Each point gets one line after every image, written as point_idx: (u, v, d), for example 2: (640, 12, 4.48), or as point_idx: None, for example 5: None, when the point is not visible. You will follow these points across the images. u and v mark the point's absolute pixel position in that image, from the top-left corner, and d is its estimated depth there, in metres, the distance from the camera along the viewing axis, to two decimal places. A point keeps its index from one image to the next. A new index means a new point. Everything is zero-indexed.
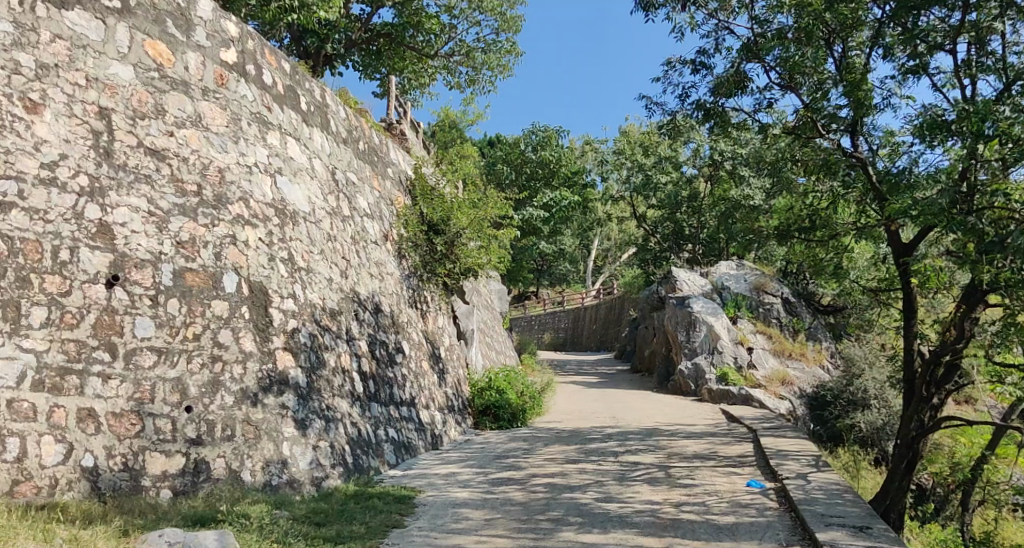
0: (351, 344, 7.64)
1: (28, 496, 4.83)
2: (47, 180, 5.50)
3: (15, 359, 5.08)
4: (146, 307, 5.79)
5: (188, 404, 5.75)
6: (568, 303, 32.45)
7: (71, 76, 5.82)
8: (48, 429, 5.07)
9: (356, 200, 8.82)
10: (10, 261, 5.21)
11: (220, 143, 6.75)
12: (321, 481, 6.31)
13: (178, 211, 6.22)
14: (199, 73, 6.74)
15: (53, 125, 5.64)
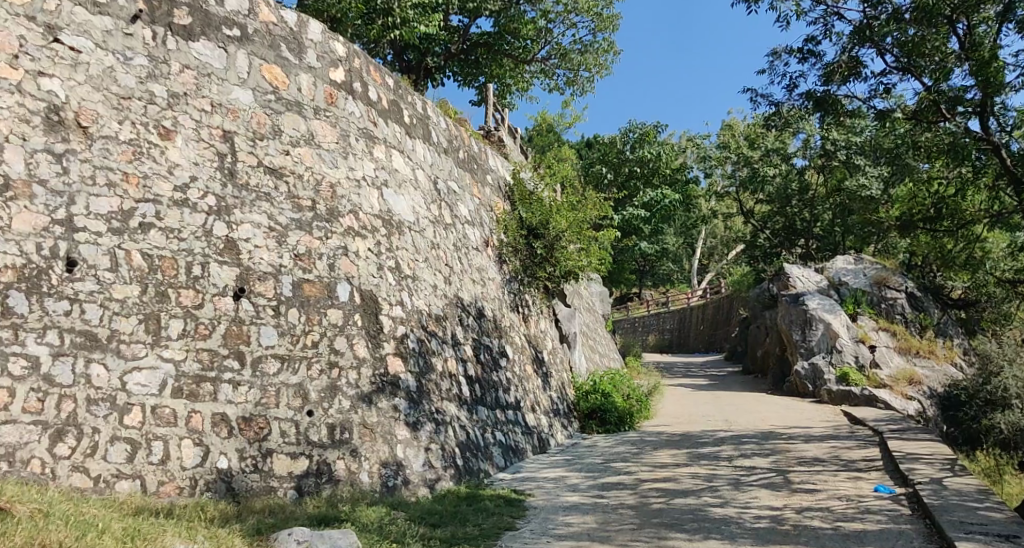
0: (457, 349, 7.79)
1: (172, 496, 5.17)
2: (180, 201, 5.91)
3: (158, 368, 5.47)
4: (270, 317, 6.12)
5: (310, 408, 6.03)
6: (672, 304, 31.79)
7: (198, 103, 6.24)
8: (187, 432, 5.42)
9: (458, 207, 8.99)
10: (150, 277, 5.63)
11: (331, 158, 7.05)
12: (434, 483, 6.48)
13: (295, 225, 6.54)
14: (311, 92, 7.06)
15: (184, 150, 6.06)
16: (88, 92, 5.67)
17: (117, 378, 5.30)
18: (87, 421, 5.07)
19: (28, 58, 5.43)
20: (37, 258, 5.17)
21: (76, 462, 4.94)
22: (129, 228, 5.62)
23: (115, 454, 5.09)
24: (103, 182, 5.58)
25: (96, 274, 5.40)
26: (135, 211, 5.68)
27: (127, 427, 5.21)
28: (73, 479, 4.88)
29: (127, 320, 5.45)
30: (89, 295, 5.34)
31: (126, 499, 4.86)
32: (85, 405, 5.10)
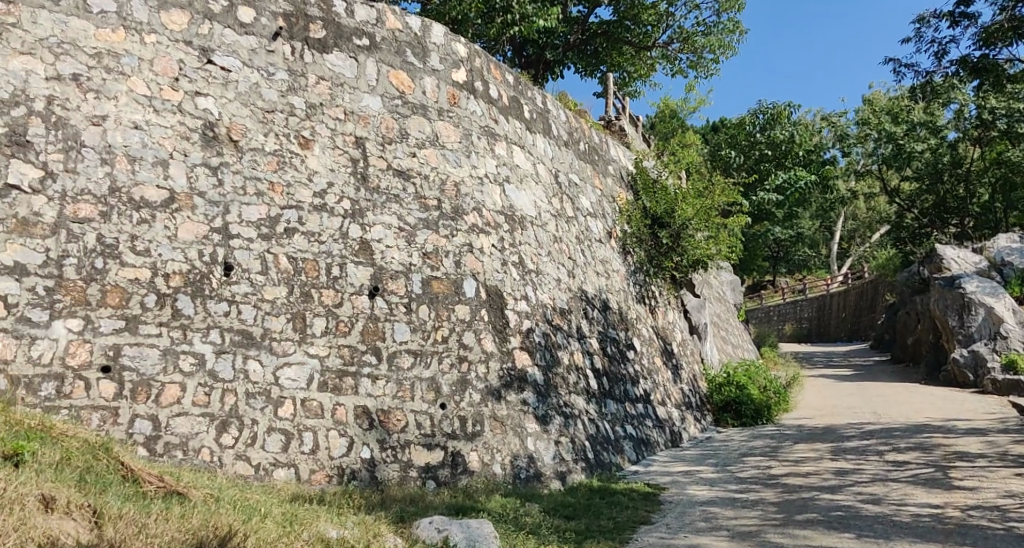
0: (583, 342, 7.76)
1: (322, 483, 5.46)
2: (319, 207, 6.24)
3: (305, 363, 5.81)
4: (402, 314, 6.35)
5: (443, 401, 6.22)
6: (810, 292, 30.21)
7: (333, 112, 6.56)
8: (333, 424, 5.71)
9: (580, 200, 8.95)
10: (296, 279, 5.97)
11: (455, 158, 7.21)
12: (565, 475, 6.51)
13: (424, 225, 6.75)
14: (435, 94, 7.23)
15: (321, 157, 6.39)
16: (237, 108, 6.10)
17: (270, 373, 5.66)
18: (247, 413, 5.45)
19: (186, 80, 5.91)
20: (199, 263, 5.61)
21: (239, 451, 5.31)
22: (276, 234, 5.99)
23: (272, 443, 5.43)
24: (252, 191, 5.97)
25: (249, 277, 5.79)
26: (280, 217, 6.04)
27: (281, 419, 5.55)
28: (237, 467, 5.25)
29: (277, 320, 5.82)
30: (244, 296, 5.73)
31: (282, 486, 5.18)
32: (244, 399, 5.48)
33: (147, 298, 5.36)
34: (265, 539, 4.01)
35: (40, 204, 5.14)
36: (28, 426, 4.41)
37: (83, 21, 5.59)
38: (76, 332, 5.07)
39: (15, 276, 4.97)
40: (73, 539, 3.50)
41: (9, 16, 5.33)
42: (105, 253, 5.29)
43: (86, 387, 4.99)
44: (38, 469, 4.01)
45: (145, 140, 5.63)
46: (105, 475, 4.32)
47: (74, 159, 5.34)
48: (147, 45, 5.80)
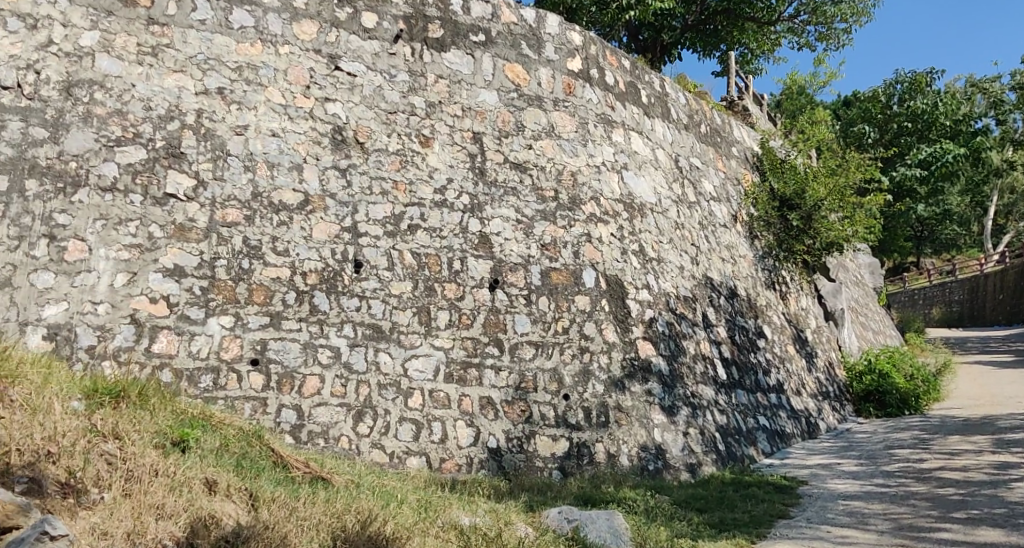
0: (709, 331, 7.53)
1: (453, 472, 5.62)
2: (440, 203, 6.38)
3: (431, 355, 5.96)
4: (522, 306, 6.38)
5: (566, 392, 6.21)
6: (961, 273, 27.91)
7: (451, 109, 6.69)
8: (460, 414, 5.85)
9: (702, 183, 8.67)
10: (420, 274, 6.14)
11: (571, 148, 7.14)
12: (695, 467, 6.37)
13: (541, 216, 6.75)
14: (551, 85, 7.21)
15: (441, 154, 6.54)
16: (362, 110, 6.34)
17: (400, 365, 5.85)
18: (379, 403, 5.67)
19: (317, 87, 6.22)
20: (331, 261, 5.88)
21: (374, 439, 5.55)
22: (400, 231, 6.19)
23: (404, 433, 5.64)
24: (378, 191, 6.20)
25: (377, 273, 6.01)
26: (404, 215, 6.23)
27: (412, 409, 5.74)
28: (373, 454, 5.49)
29: (404, 313, 6.01)
30: (373, 292, 5.95)
31: (416, 474, 5.37)
32: (377, 390, 5.71)
33: (287, 296, 5.68)
34: (403, 524, 4.16)
35: (193, 210, 5.55)
36: (192, 414, 4.80)
37: (226, 37, 5.98)
38: (228, 328, 5.44)
39: (175, 278, 5.38)
40: (234, 520, 3.77)
41: (163, 37, 5.78)
42: (250, 254, 5.64)
43: (238, 379, 5.36)
44: (201, 454, 4.35)
45: (281, 146, 5.97)
46: (258, 460, 4.63)
47: (221, 167, 5.72)
48: (281, 55, 6.14)
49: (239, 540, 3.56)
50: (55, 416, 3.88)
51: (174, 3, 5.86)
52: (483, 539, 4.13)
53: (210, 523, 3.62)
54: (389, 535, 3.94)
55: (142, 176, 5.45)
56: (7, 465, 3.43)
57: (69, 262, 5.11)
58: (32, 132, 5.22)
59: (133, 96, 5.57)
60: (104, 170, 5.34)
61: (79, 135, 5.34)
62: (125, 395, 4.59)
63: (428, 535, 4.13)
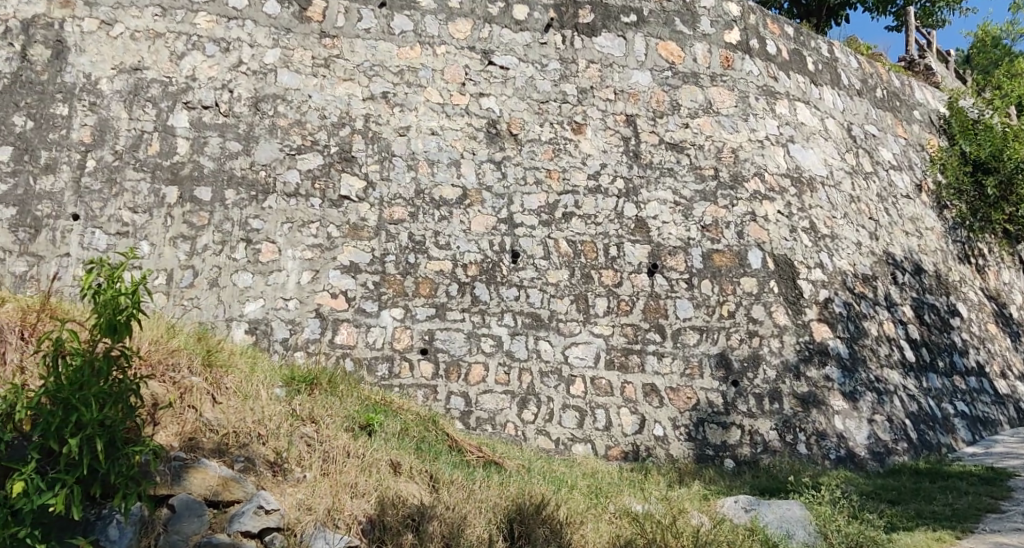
0: (892, 310, 6.96)
1: (619, 459, 5.62)
2: (595, 189, 6.34)
3: (591, 343, 5.94)
4: (683, 290, 6.20)
5: (734, 378, 5.99)
6: None
7: (603, 94, 6.63)
8: (623, 401, 5.81)
9: (880, 152, 8.02)
10: (577, 261, 6.13)
11: (730, 124, 6.82)
12: (884, 457, 5.94)
13: (700, 196, 6.51)
14: (707, 60, 6.95)
15: (594, 140, 6.50)
16: (516, 103, 6.44)
17: (560, 352, 5.88)
18: (542, 390, 5.75)
19: (471, 83, 6.40)
20: (490, 253, 6.02)
21: (540, 426, 5.65)
22: (555, 219, 6.21)
23: (568, 419, 5.70)
24: (532, 181, 6.27)
25: (535, 263, 6.07)
26: (559, 203, 6.25)
27: (574, 396, 5.78)
28: (539, 441, 5.60)
29: (562, 301, 6.02)
30: (531, 281, 6.02)
31: (583, 461, 5.43)
32: (539, 377, 5.79)
33: (450, 287, 5.88)
34: (576, 510, 4.21)
35: (364, 210, 5.90)
36: (375, 400, 5.14)
37: (388, 43, 6.30)
38: (399, 319, 5.73)
39: (351, 274, 5.74)
40: (419, 500, 3.97)
41: (333, 48, 6.18)
42: (415, 249, 5.91)
43: (410, 367, 5.64)
44: (386, 437, 4.64)
45: (440, 144, 6.20)
46: (435, 444, 4.88)
47: (387, 168, 6.04)
48: (439, 55, 6.38)
49: (424, 519, 3.76)
50: (262, 402, 4.28)
51: (343, 15, 6.24)
52: (658, 525, 4.08)
53: (397, 502, 3.84)
54: (563, 520, 4.01)
55: (320, 181, 5.86)
56: (225, 445, 3.82)
57: (263, 262, 5.61)
58: (228, 146, 5.76)
59: (309, 107, 6.00)
60: (287, 178, 5.81)
61: (267, 146, 5.84)
62: (317, 382, 5.00)
63: (601, 521, 4.15)
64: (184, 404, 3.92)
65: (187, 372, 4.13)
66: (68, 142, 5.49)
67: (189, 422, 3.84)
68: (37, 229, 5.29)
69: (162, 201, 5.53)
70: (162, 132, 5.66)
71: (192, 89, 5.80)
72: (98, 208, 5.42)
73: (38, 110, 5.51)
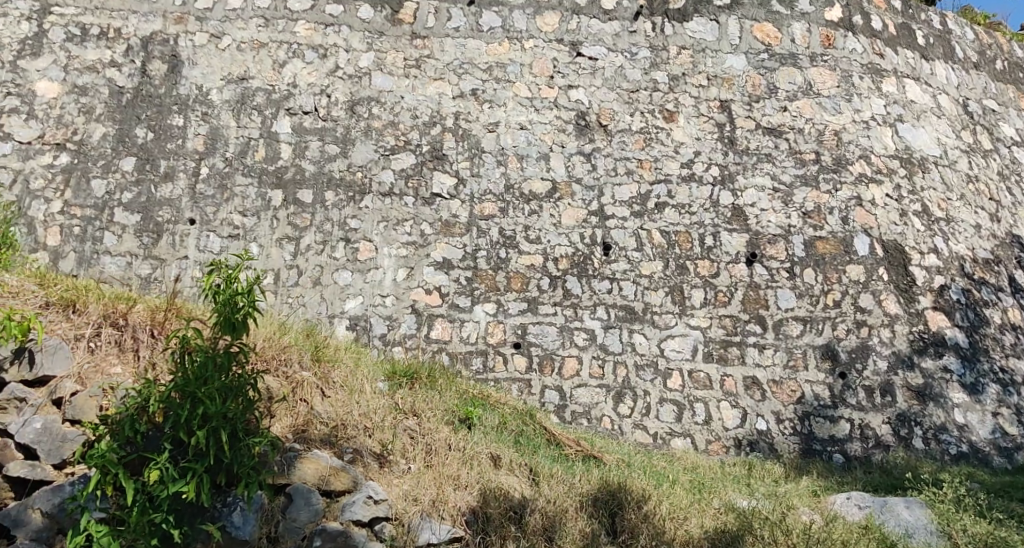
0: (1017, 296, 6.51)
1: (721, 454, 5.50)
2: (688, 177, 6.21)
3: (688, 335, 5.82)
4: (785, 279, 5.99)
5: (842, 370, 5.74)
6: None
7: (695, 80, 6.47)
8: (723, 395, 5.68)
9: (1000, 127, 7.49)
10: (671, 252, 6.01)
11: (832, 105, 6.53)
12: (1010, 453, 5.61)
13: (801, 182, 6.26)
14: (806, 40, 6.67)
15: (687, 128, 6.35)
16: (605, 93, 6.38)
17: (656, 345, 5.79)
18: (638, 384, 5.68)
19: (560, 76, 6.38)
20: (582, 246, 5.98)
21: (636, 420, 5.59)
22: (647, 210, 6.11)
23: (666, 413, 5.62)
24: (623, 171, 6.19)
25: (627, 254, 5.98)
26: (651, 193, 6.15)
27: (672, 390, 5.68)
28: (637, 435, 5.54)
29: (656, 293, 5.91)
30: (624, 273, 5.94)
31: (682, 456, 5.34)
32: (635, 371, 5.72)
33: (542, 281, 5.88)
34: (679, 505, 4.13)
35: (456, 207, 5.98)
36: (472, 394, 5.21)
37: (477, 40, 6.37)
38: (492, 314, 5.78)
39: (445, 270, 5.84)
40: (519, 492, 3.99)
41: (425, 49, 6.29)
42: (506, 244, 5.94)
43: (504, 361, 5.67)
44: (486, 431, 4.71)
45: (530, 138, 6.21)
46: (534, 438, 4.92)
47: (477, 164, 6.10)
48: (527, 50, 6.40)
49: (525, 512, 3.77)
50: (368, 396, 4.43)
51: (433, 15, 6.36)
52: (765, 522, 3.96)
53: (499, 494, 3.87)
54: (665, 515, 3.95)
55: (413, 179, 5.99)
56: (335, 437, 3.97)
57: (361, 261, 5.78)
58: (327, 149, 5.97)
59: (402, 107, 6.14)
60: (383, 178, 5.96)
61: (363, 147, 6.01)
62: (418, 377, 5.13)
63: (705, 516, 4.06)
64: (297, 398, 4.10)
65: (298, 366, 4.32)
66: (184, 150, 5.80)
67: (301, 414, 4.01)
68: (159, 234, 5.60)
69: (268, 204, 5.78)
70: (266, 138, 5.92)
71: (293, 96, 6.04)
72: (212, 212, 5.71)
73: (157, 121, 5.83)
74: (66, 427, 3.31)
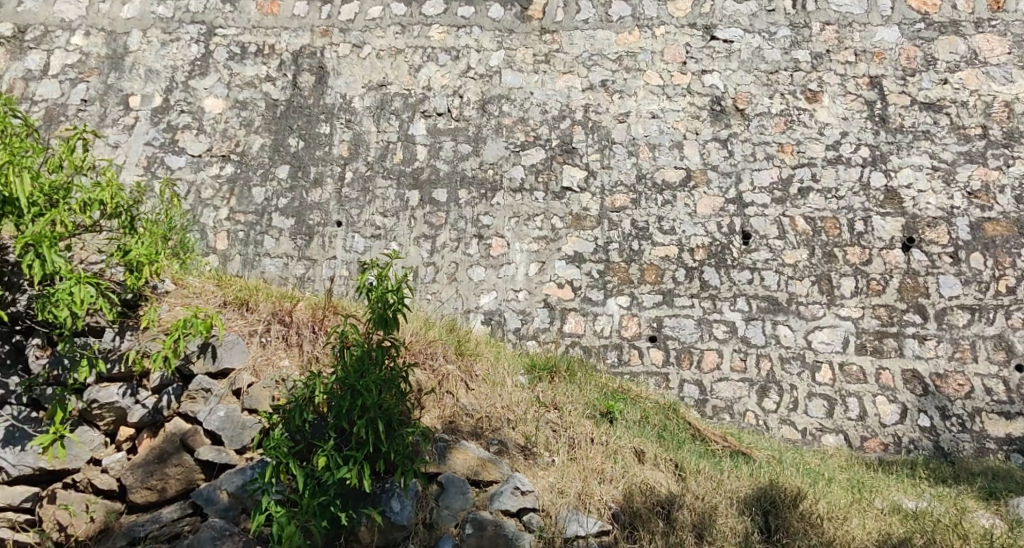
0: None
1: (878, 451, 5.20)
2: (834, 160, 5.88)
3: (838, 326, 5.51)
4: (948, 265, 5.57)
5: (1018, 362, 5.34)
6: None
7: (841, 56, 6.10)
8: (880, 389, 5.35)
9: None
10: (817, 239, 5.71)
11: (1002, 74, 5.97)
12: None
13: (965, 158, 5.79)
14: (969, 5, 6.13)
15: (833, 108, 6.01)
16: (742, 76, 6.15)
17: (802, 337, 5.52)
18: (784, 378, 5.45)
19: (694, 61, 6.21)
20: (720, 235, 5.80)
21: (783, 416, 5.37)
22: (790, 196, 5.83)
23: (815, 409, 5.35)
24: (762, 156, 5.95)
25: (769, 243, 5.74)
26: (793, 178, 5.87)
27: (821, 384, 5.41)
28: (784, 431, 5.33)
29: (801, 283, 5.64)
30: (766, 263, 5.70)
31: (836, 453, 5.09)
32: (780, 364, 5.48)
33: (678, 273, 5.74)
34: (838, 504, 3.94)
35: (587, 200, 5.96)
36: (613, 388, 5.20)
37: (607, 31, 6.32)
38: (626, 307, 5.71)
39: (576, 264, 5.83)
40: (666, 488, 3.93)
41: (554, 44, 6.31)
42: (639, 236, 5.85)
43: (640, 355, 5.60)
44: (628, 425, 4.68)
45: (662, 127, 6.08)
46: (678, 433, 4.86)
47: (608, 156, 6.04)
48: (658, 37, 6.27)
49: (673, 508, 3.71)
50: (510, 389, 4.52)
51: (562, 10, 6.37)
52: (937, 526, 3.72)
53: (645, 489, 3.84)
54: (823, 514, 3.77)
55: (544, 174, 6.03)
56: (481, 429, 4.08)
57: (494, 257, 5.88)
58: (460, 149, 6.12)
59: (532, 103, 6.20)
60: (513, 174, 6.04)
61: (494, 145, 6.11)
62: (557, 370, 5.18)
63: (867, 516, 3.85)
64: (443, 390, 4.25)
65: (443, 359, 4.46)
66: (331, 157, 6.13)
67: (448, 406, 4.16)
68: (311, 236, 5.96)
69: (406, 204, 6.01)
70: (404, 141, 6.15)
71: (428, 99, 6.24)
72: (356, 214, 6.00)
73: (307, 130, 6.20)
74: (245, 416, 3.63)
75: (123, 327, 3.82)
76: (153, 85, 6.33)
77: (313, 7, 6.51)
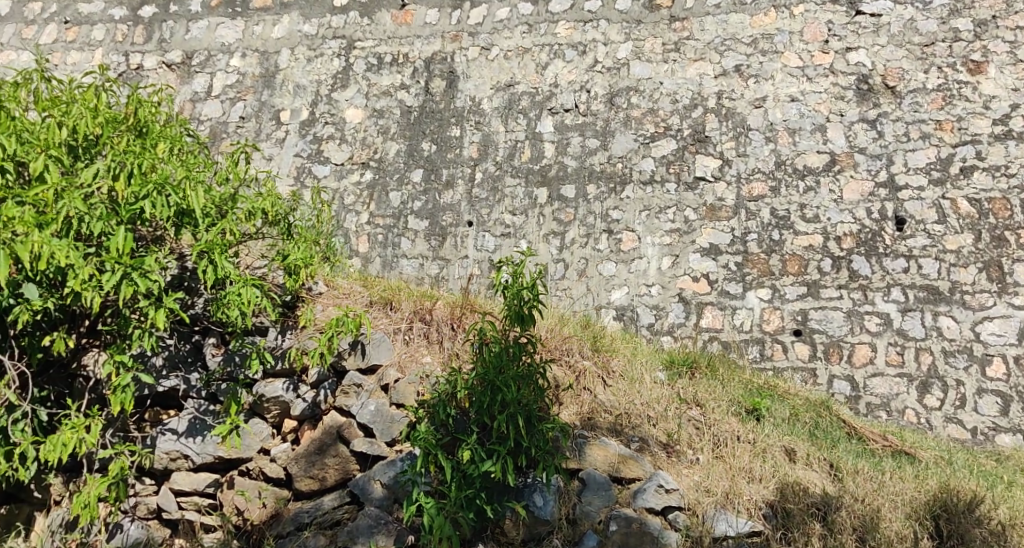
0: None
1: None
2: (1003, 135, 5.38)
3: (1011, 317, 5.07)
4: None
5: None
6: None
7: (1010, 22, 5.58)
8: None
9: None
10: (983, 223, 5.25)
11: None
12: None
13: None
14: None
15: (1000, 78, 5.50)
16: (892, 51, 5.73)
17: (969, 329, 5.11)
18: (948, 373, 5.07)
19: (836, 39, 5.86)
20: (869, 222, 5.43)
21: (948, 413, 5.00)
22: (951, 176, 5.39)
23: (987, 407, 4.97)
24: (917, 135, 5.52)
25: (926, 228, 5.32)
26: (954, 157, 5.42)
27: (992, 380, 5.01)
28: (950, 430, 4.97)
29: (966, 271, 5.19)
30: (924, 249, 5.29)
31: (1013, 454, 4.71)
32: (943, 358, 5.10)
33: (823, 263, 5.43)
34: (1019, 510, 3.69)
35: (722, 189, 5.76)
36: (758, 384, 5.01)
37: (741, 14, 6.08)
38: (767, 300, 5.47)
39: (712, 256, 5.65)
40: (821, 488, 3.73)
41: (684, 31, 6.16)
42: (780, 225, 5.58)
43: (784, 349, 5.35)
44: (777, 423, 4.49)
45: (802, 110, 5.78)
46: (832, 431, 4.60)
47: (744, 143, 5.81)
48: (797, 16, 5.97)
49: (830, 509, 3.52)
50: (648, 385, 4.45)
51: None
52: None
53: (799, 489, 3.66)
54: (1005, 521, 3.55)
55: (675, 165, 5.89)
56: (620, 425, 4.05)
57: (625, 251, 5.80)
58: (588, 143, 6.09)
59: (662, 93, 6.07)
60: (643, 166, 5.93)
61: (623, 138, 6.03)
62: (697, 366, 5.07)
63: None
64: (580, 387, 4.25)
65: (579, 355, 4.45)
66: (462, 159, 6.28)
67: (586, 402, 4.16)
68: (444, 237, 6.14)
69: (535, 202, 6.05)
70: (532, 139, 6.20)
71: (555, 96, 6.26)
72: (487, 214, 6.11)
73: (439, 134, 6.38)
74: (393, 409, 3.79)
75: (284, 326, 4.11)
76: (300, 100, 6.74)
77: (444, 13, 6.70)
